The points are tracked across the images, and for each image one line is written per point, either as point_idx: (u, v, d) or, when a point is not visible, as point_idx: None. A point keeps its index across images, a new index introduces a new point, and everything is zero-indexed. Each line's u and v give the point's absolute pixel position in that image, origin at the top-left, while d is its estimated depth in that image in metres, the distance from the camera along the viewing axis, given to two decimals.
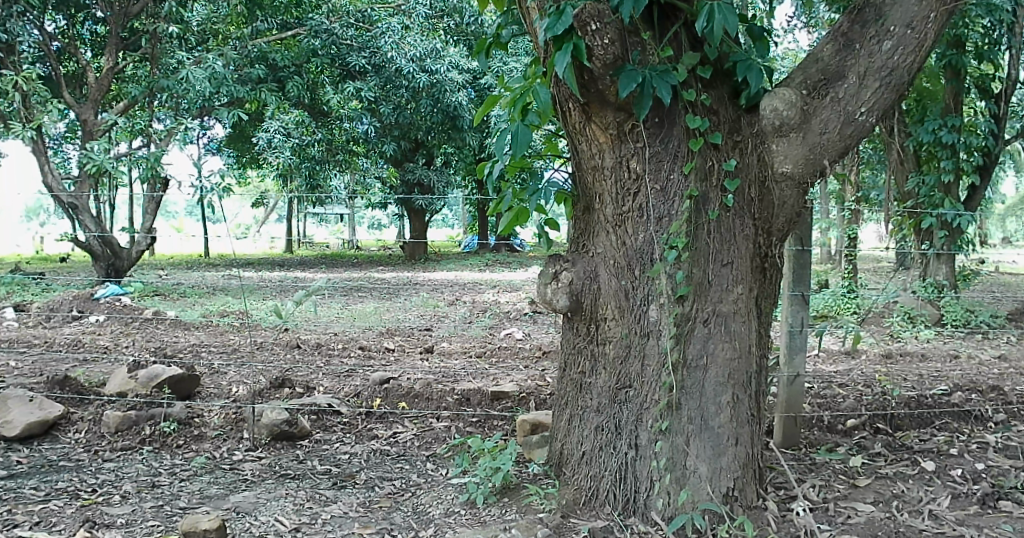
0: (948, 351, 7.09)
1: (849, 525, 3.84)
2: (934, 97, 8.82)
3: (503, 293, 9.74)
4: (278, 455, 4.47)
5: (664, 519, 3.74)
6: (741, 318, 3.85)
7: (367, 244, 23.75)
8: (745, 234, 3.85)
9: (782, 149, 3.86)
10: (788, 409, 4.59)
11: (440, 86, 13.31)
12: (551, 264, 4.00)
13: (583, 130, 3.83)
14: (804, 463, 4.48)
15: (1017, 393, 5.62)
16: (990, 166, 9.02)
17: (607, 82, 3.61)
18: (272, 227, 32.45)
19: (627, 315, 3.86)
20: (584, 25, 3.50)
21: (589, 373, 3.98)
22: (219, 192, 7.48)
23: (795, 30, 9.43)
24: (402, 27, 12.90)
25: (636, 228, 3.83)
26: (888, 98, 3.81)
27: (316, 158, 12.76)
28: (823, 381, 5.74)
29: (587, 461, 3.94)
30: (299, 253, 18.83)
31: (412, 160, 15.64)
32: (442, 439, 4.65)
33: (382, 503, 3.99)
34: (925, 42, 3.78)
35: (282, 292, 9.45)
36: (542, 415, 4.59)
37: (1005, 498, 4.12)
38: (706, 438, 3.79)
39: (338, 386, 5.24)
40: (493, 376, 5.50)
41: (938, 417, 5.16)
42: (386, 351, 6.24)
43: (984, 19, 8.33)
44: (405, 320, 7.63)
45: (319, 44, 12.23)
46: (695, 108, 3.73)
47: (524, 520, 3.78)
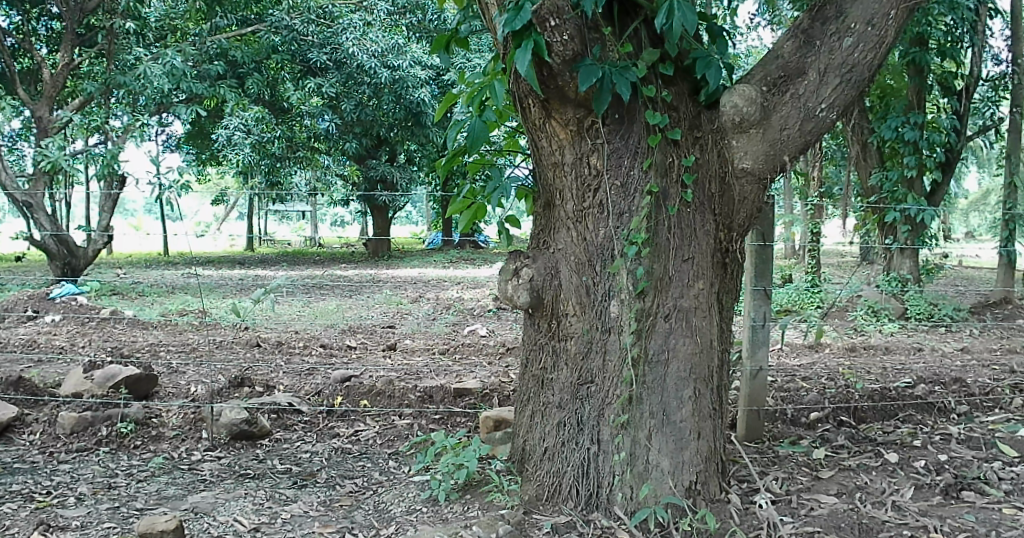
0: (911, 343, 7.15)
1: (812, 517, 3.86)
2: (897, 94, 8.86)
3: (466, 290, 9.69)
4: (238, 455, 4.42)
5: (627, 514, 3.74)
6: (702, 313, 3.85)
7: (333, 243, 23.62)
8: (706, 229, 3.86)
9: (742, 145, 3.88)
10: (751, 402, 4.61)
11: (403, 82, 13.29)
12: (512, 260, 3.95)
13: (543, 127, 3.81)
14: (768, 456, 4.51)
15: (979, 385, 5.70)
16: (952, 162, 9.08)
17: (568, 78, 3.60)
18: (235, 226, 32.12)
19: (588, 311, 3.86)
20: (543, 21, 3.48)
21: (551, 369, 3.96)
22: (177, 189, 7.36)
23: (758, 27, 9.46)
24: (364, 23, 12.69)
25: (596, 224, 3.82)
26: (848, 95, 3.83)
27: (276, 155, 12.57)
28: (786, 374, 5.76)
29: (549, 457, 3.93)
30: (261, 251, 18.62)
31: (374, 155, 15.55)
32: (405, 436, 4.63)
33: (344, 501, 3.97)
34: (886, 40, 3.79)
35: (243, 290, 9.35)
36: (506, 411, 4.58)
37: (967, 488, 4.18)
38: (668, 432, 3.80)
39: (298, 384, 5.19)
40: (456, 372, 5.47)
41: (902, 410, 5.24)
42: (347, 348, 6.19)
43: (946, 17, 8.41)
44: (367, 317, 7.59)
45: (279, 40, 12.10)
46: (655, 104, 3.74)
47: (485, 517, 3.76)
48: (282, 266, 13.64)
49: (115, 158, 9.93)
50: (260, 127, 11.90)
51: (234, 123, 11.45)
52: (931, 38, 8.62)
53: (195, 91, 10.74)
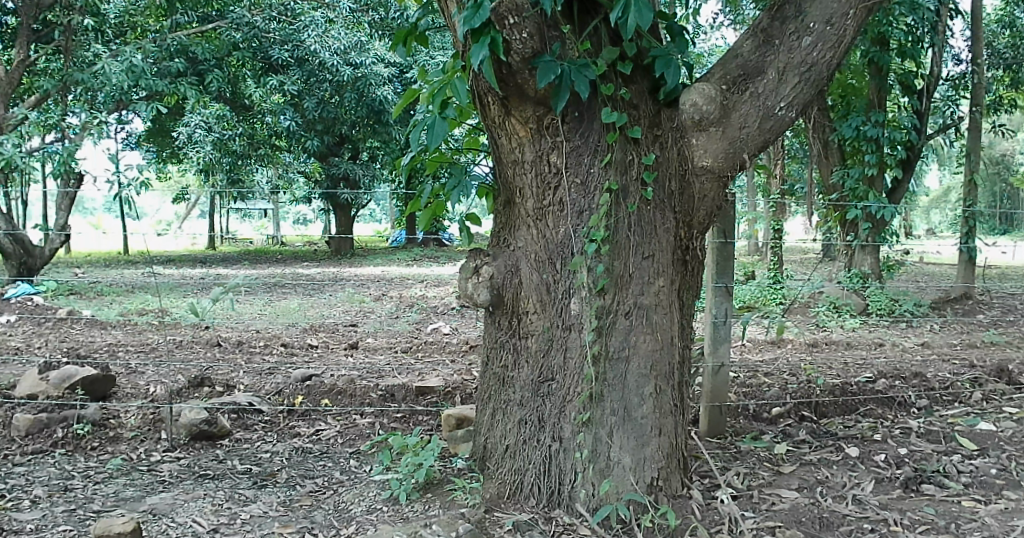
0: (872, 339, 7.24)
1: (773, 512, 3.90)
2: (859, 93, 8.95)
3: (431, 288, 9.67)
4: (197, 455, 4.38)
5: (589, 511, 3.77)
6: (663, 310, 3.88)
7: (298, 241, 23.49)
8: (666, 226, 3.88)
9: (701, 143, 3.88)
10: (713, 398, 4.64)
11: (365, 79, 13.39)
12: (471, 258, 3.98)
13: (502, 124, 3.82)
14: (730, 451, 4.55)
15: (940, 379, 5.79)
16: (912, 160, 9.21)
17: (526, 76, 3.60)
18: (199, 223, 31.83)
19: (549, 309, 3.87)
20: (501, 19, 3.49)
21: (512, 367, 3.98)
22: (136, 187, 7.30)
23: (721, 26, 9.55)
24: (325, 21, 12.58)
25: (556, 221, 3.84)
26: (807, 93, 3.86)
27: (238, 153, 12.49)
28: (749, 370, 5.81)
29: (510, 455, 3.94)
30: (223, 249, 18.46)
31: (337, 153, 15.48)
32: (366, 435, 4.62)
33: (304, 501, 3.95)
34: (845, 39, 3.83)
35: (204, 289, 9.26)
36: (467, 409, 4.58)
37: (927, 482, 4.25)
38: (629, 428, 3.82)
39: (258, 384, 5.15)
40: (419, 371, 5.46)
41: (863, 404, 5.31)
42: (309, 348, 6.14)
43: (906, 17, 8.50)
44: (329, 316, 7.54)
45: (240, 37, 11.69)
46: (614, 102, 3.76)
47: (445, 515, 3.76)
48: (245, 264, 13.54)
49: (72, 156, 9.79)
50: (221, 124, 11.78)
51: (193, 120, 11.29)
52: (892, 38, 8.71)
53: (154, 88, 10.64)
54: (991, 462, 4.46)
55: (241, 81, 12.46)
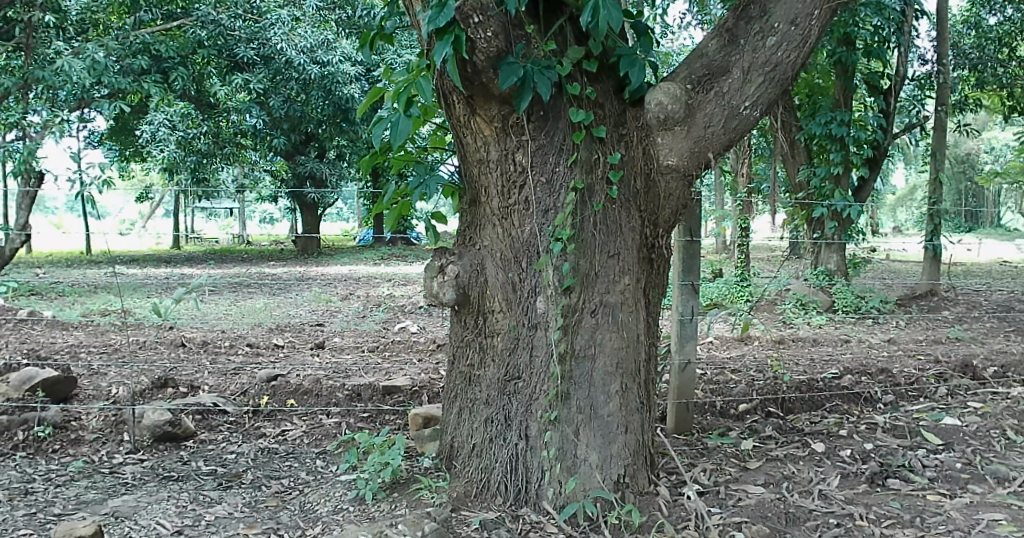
0: (837, 335, 7.32)
1: (739, 507, 3.93)
2: (825, 93, 9.17)
3: (397, 287, 9.64)
4: (161, 457, 4.34)
5: (556, 508, 3.78)
6: (628, 308, 3.90)
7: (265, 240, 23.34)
8: (631, 225, 3.90)
9: (666, 142, 3.89)
10: (680, 395, 4.67)
11: (332, 78, 13.28)
12: (437, 257, 3.95)
13: (467, 123, 3.82)
14: (697, 448, 4.58)
15: (905, 375, 5.86)
16: (878, 159, 9.32)
17: (491, 75, 3.61)
18: (164, 223, 31.50)
19: (514, 308, 3.88)
20: (466, 17, 3.49)
21: (478, 365, 3.98)
22: (98, 185, 7.22)
23: (688, 27, 9.62)
24: (293, 17, 12.38)
25: (522, 220, 3.84)
26: (772, 92, 3.88)
27: (203, 151, 12.39)
28: (716, 367, 5.86)
29: (477, 453, 3.95)
30: (188, 249, 18.30)
31: (303, 152, 15.40)
32: (332, 435, 4.60)
33: (269, 501, 3.92)
34: (809, 39, 3.86)
35: (167, 289, 9.18)
36: (434, 409, 4.57)
37: (893, 476, 4.31)
38: (596, 426, 3.83)
39: (223, 384, 5.11)
40: (386, 370, 5.45)
41: (829, 400, 5.37)
42: (274, 347, 6.11)
43: (873, 18, 8.55)
44: (295, 316, 7.49)
45: (205, 34, 11.71)
46: (579, 101, 3.77)
47: (412, 514, 3.74)
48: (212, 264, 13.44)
49: (32, 154, 9.65)
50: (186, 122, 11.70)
51: (157, 119, 11.44)
52: (858, 38, 8.77)
53: (117, 86, 10.54)
54: (956, 456, 4.52)
55: (206, 79, 12.35)
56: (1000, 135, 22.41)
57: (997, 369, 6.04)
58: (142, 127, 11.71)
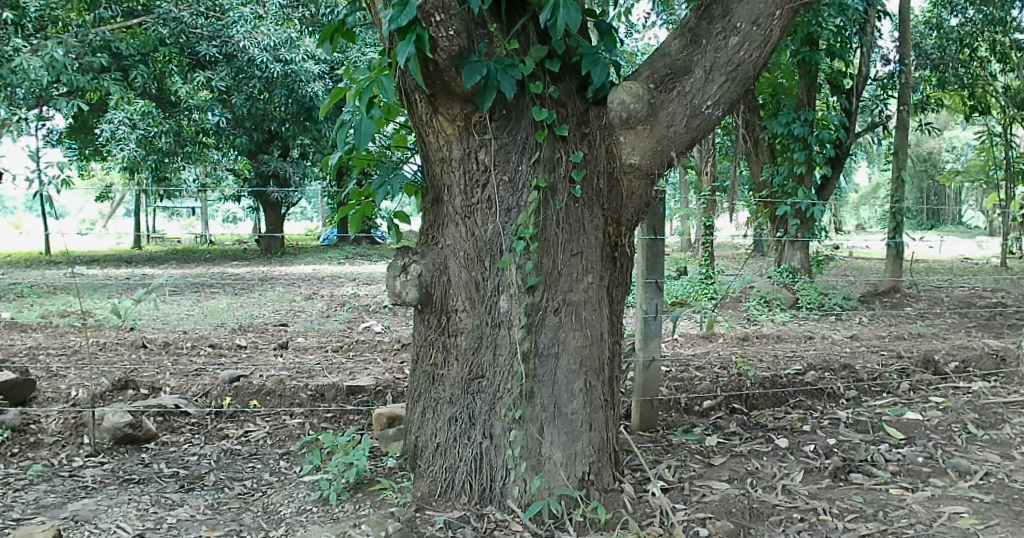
0: (802, 332, 7.40)
1: (703, 503, 3.96)
2: (788, 93, 9.19)
3: (362, 286, 9.60)
4: (122, 459, 4.30)
5: (521, 507, 3.80)
6: (592, 306, 3.91)
7: (228, 238, 23.12)
8: (594, 224, 3.91)
9: (629, 141, 3.92)
10: (645, 392, 4.70)
11: (295, 76, 12.70)
12: (400, 256, 3.95)
13: (429, 122, 3.82)
14: (662, 445, 4.61)
15: (867, 370, 5.94)
16: (841, 158, 9.43)
17: (453, 74, 3.61)
18: (125, 222, 31.08)
19: (477, 307, 3.88)
20: (428, 16, 3.48)
21: (441, 364, 3.97)
22: (58, 184, 7.11)
23: (654, 27, 9.66)
24: (256, 15, 12.21)
25: (485, 219, 3.85)
26: (734, 91, 3.92)
27: (164, 150, 12.45)
28: (681, 364, 5.90)
29: (441, 453, 3.95)
30: (150, 248, 18.10)
31: (267, 150, 15.22)
32: (296, 436, 4.58)
33: (231, 503, 3.89)
34: (771, 39, 3.89)
35: (128, 290, 9.08)
36: (398, 408, 4.56)
37: (855, 471, 4.36)
38: (560, 424, 3.85)
39: (185, 385, 5.06)
40: (350, 370, 5.43)
41: (793, 396, 5.44)
42: (237, 348, 6.07)
43: (835, 18, 8.65)
44: (258, 316, 7.44)
45: (167, 33, 11.69)
46: (542, 100, 3.78)
47: (376, 514, 3.74)
48: (174, 264, 13.29)
49: None
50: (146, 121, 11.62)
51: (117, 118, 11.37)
52: (821, 39, 8.86)
53: (76, 84, 10.38)
54: (917, 450, 4.60)
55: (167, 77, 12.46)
56: (961, 134, 22.76)
57: (958, 363, 6.14)
58: (102, 126, 11.66)
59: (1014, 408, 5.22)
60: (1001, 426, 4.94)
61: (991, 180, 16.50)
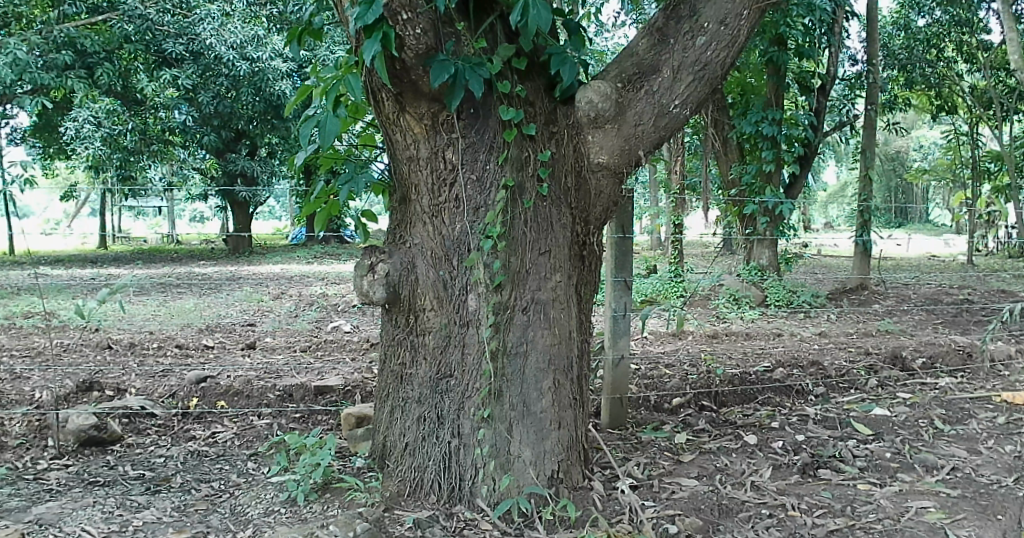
0: (771, 330, 7.47)
1: (672, 500, 3.99)
2: (758, 92, 9.26)
3: (332, 286, 9.56)
4: (87, 462, 4.25)
5: (490, 506, 3.80)
6: (560, 305, 3.93)
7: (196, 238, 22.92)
8: (562, 223, 3.93)
9: (597, 140, 3.93)
10: (614, 390, 4.72)
11: (263, 74, 12.91)
12: (367, 256, 3.93)
13: (397, 121, 3.82)
14: (631, 442, 4.64)
15: (835, 366, 6.01)
16: (809, 156, 9.53)
17: (420, 73, 3.61)
18: (90, 222, 30.68)
19: (445, 306, 3.88)
20: (395, 14, 3.48)
21: (409, 364, 3.97)
22: (21, 183, 7.01)
23: (624, 26, 9.66)
24: (223, 14, 12.25)
25: (452, 218, 3.85)
26: (701, 91, 3.94)
27: (129, 149, 12.00)
28: (650, 362, 5.94)
29: (410, 452, 3.95)
30: (116, 248, 17.92)
31: (234, 149, 15.02)
32: (264, 436, 4.56)
33: (198, 505, 3.87)
34: (738, 38, 3.93)
35: (93, 290, 8.98)
36: (367, 408, 4.55)
37: (823, 467, 4.42)
38: (529, 423, 3.86)
39: (151, 386, 5.03)
40: (319, 370, 5.41)
41: (761, 393, 5.48)
42: (204, 348, 6.03)
43: (805, 18, 8.76)
44: (225, 316, 7.38)
45: (132, 29, 11.54)
46: (509, 99, 3.79)
47: (344, 515, 3.73)
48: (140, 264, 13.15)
49: None
50: (112, 120, 11.51)
51: (82, 115, 11.18)
52: (790, 39, 8.94)
53: (40, 83, 10.34)
54: (885, 446, 4.66)
55: (133, 74, 11.98)
56: (928, 133, 23.09)
57: (925, 359, 6.23)
58: (65, 124, 11.52)
59: (979, 403, 5.31)
60: (967, 421, 5.02)
61: (957, 179, 16.73)
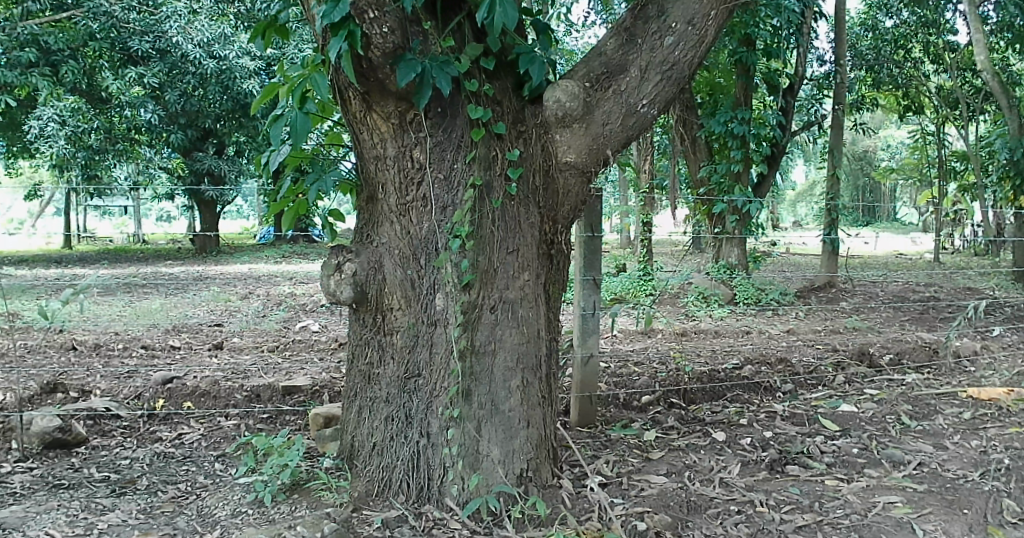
0: (739, 327, 7.53)
1: (641, 497, 4.02)
2: (726, 91, 9.46)
3: (301, 285, 9.50)
4: (51, 465, 4.20)
5: (459, 505, 3.81)
6: (528, 304, 3.94)
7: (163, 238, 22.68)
8: (530, 221, 3.94)
9: (565, 139, 3.95)
10: (583, 388, 4.74)
11: (231, 72, 12.67)
12: (334, 256, 3.94)
13: (364, 119, 3.81)
14: (600, 440, 4.66)
15: (803, 364, 6.08)
16: (777, 156, 9.61)
17: (387, 72, 3.60)
18: (55, 222, 30.27)
19: (413, 305, 3.88)
20: (361, 12, 3.47)
21: (377, 364, 3.97)
22: None
23: (593, 25, 9.68)
24: (190, 11, 12.23)
25: (420, 217, 3.85)
26: (669, 91, 3.97)
27: (93, 147, 11.96)
28: (620, 360, 5.98)
29: (378, 452, 3.94)
30: (80, 247, 17.71)
31: (201, 148, 14.80)
32: (231, 437, 4.53)
33: (165, 507, 3.84)
34: (705, 38, 3.96)
35: (56, 291, 8.87)
36: (336, 408, 4.54)
37: (792, 463, 4.47)
38: (497, 422, 3.87)
39: (116, 388, 4.98)
40: (287, 370, 5.39)
41: (730, 390, 5.53)
42: (171, 349, 5.98)
43: (772, 18, 8.85)
44: (191, 316, 7.33)
45: (97, 27, 11.63)
46: (477, 98, 3.79)
47: (311, 516, 3.72)
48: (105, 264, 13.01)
49: None
50: (79, 118, 11.48)
51: (46, 114, 11.10)
52: (758, 39, 9.01)
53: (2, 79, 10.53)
54: (852, 442, 4.72)
55: (97, 73, 11.99)
56: (896, 133, 23.38)
57: (892, 356, 6.32)
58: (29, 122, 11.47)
59: (945, 399, 5.38)
60: (933, 417, 5.10)
61: (924, 178, 16.96)
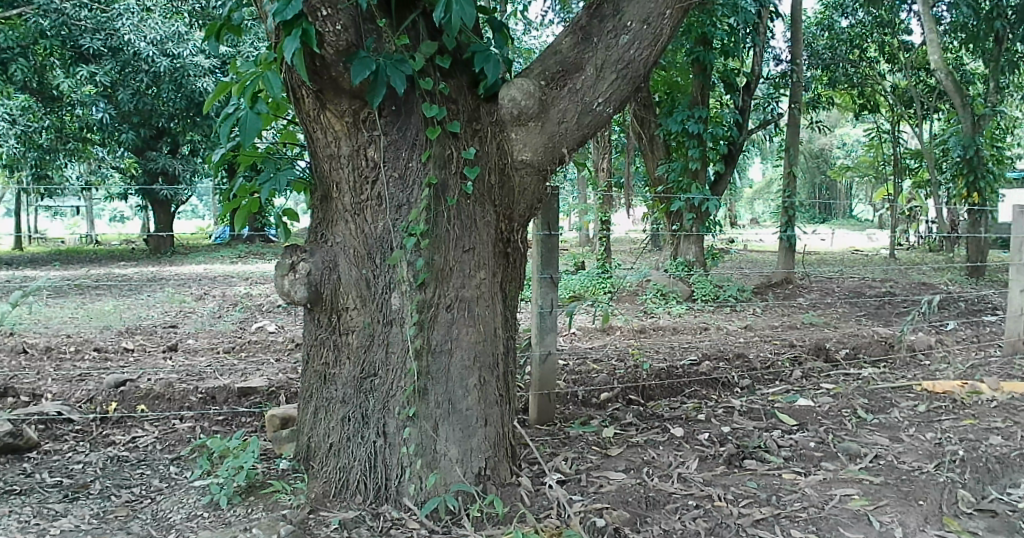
0: (697, 324, 7.62)
1: (600, 494, 4.05)
2: (684, 90, 9.44)
3: (258, 285, 9.44)
4: (1, 470, 4.13)
5: (417, 504, 3.81)
6: (484, 302, 3.95)
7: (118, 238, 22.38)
8: (486, 220, 3.95)
9: (521, 138, 3.96)
10: (542, 386, 4.77)
11: (184, 70, 12.41)
12: (288, 255, 3.92)
13: (317, 118, 3.80)
14: (559, 438, 4.69)
15: (759, 359, 6.17)
16: (734, 154, 9.73)
17: (340, 69, 3.59)
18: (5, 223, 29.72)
19: (368, 304, 3.88)
20: (314, 10, 3.46)
21: (333, 364, 3.96)
22: None
23: (551, 24, 9.71)
24: (142, 9, 12.12)
25: (375, 216, 3.85)
26: (624, 89, 4.00)
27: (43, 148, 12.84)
28: (579, 357, 6.02)
29: (335, 452, 3.94)
30: (31, 249, 17.42)
31: (154, 148, 14.55)
32: (186, 440, 4.49)
33: (119, 512, 3.80)
34: (660, 37, 3.99)
35: (4, 293, 8.73)
36: (292, 409, 4.52)
37: (749, 457, 4.53)
38: (455, 420, 3.88)
39: (68, 391, 4.91)
40: (243, 371, 5.35)
41: (688, 386, 5.59)
42: (124, 351, 5.91)
43: (729, 18, 8.92)
44: (145, 318, 7.24)
45: (48, 24, 11.28)
46: (432, 96, 3.79)
47: (268, 518, 3.71)
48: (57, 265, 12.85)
49: None
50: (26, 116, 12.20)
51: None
52: (715, 39, 9.10)
53: None
54: (808, 435, 4.80)
55: (48, 70, 12.07)
56: (851, 131, 23.76)
57: (848, 350, 6.43)
58: None
59: (900, 392, 5.48)
60: (889, 410, 5.19)
61: (878, 175, 17.29)
